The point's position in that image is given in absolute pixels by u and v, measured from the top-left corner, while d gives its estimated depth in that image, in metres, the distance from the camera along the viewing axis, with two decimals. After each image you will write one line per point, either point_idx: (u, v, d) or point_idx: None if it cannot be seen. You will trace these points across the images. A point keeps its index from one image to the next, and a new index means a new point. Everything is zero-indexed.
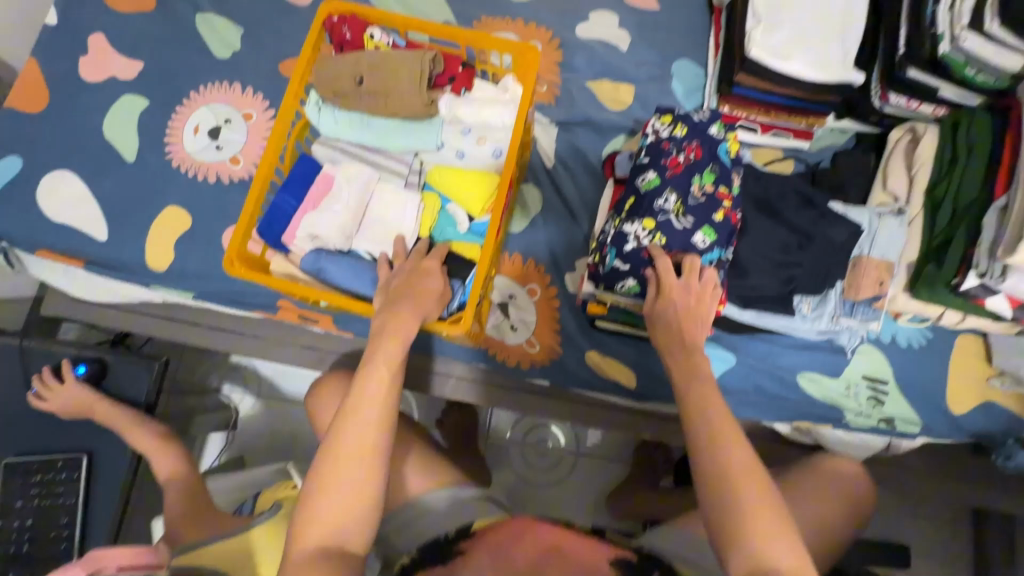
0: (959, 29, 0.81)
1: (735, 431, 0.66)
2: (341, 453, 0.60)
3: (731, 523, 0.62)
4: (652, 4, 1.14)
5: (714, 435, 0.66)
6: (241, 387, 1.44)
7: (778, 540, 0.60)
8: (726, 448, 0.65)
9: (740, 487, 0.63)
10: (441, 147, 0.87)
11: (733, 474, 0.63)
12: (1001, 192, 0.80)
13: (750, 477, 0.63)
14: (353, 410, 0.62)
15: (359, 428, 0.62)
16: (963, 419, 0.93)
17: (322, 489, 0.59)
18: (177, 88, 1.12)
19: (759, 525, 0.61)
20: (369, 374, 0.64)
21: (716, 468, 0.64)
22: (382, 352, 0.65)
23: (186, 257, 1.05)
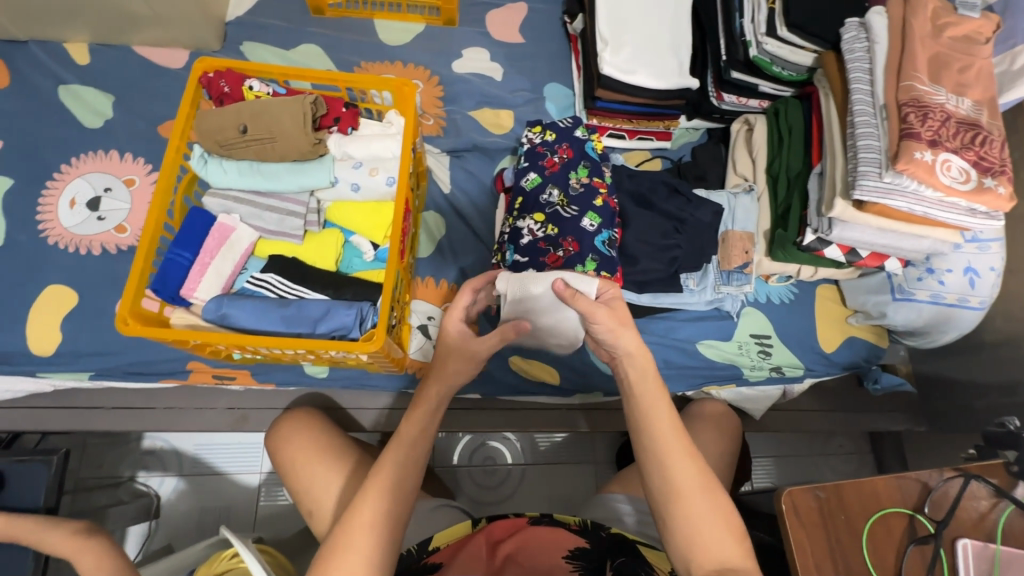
0: (760, 36, 0.98)
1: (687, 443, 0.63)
2: (360, 517, 0.64)
3: (687, 529, 0.60)
4: (517, 38, 1.26)
5: (664, 445, 0.62)
6: (158, 471, 1.28)
7: (725, 539, 0.60)
8: (674, 461, 0.62)
9: (691, 496, 0.61)
10: (335, 183, 0.89)
11: (677, 485, 0.61)
12: (817, 159, 0.98)
13: (697, 487, 0.61)
14: (376, 475, 0.66)
15: (378, 497, 0.65)
16: (835, 355, 1.09)
17: (338, 556, 0.62)
18: (46, 163, 1.07)
19: (713, 530, 0.60)
20: (398, 443, 0.68)
21: (671, 481, 0.61)
22: (409, 426, 0.70)
23: (77, 336, 0.98)
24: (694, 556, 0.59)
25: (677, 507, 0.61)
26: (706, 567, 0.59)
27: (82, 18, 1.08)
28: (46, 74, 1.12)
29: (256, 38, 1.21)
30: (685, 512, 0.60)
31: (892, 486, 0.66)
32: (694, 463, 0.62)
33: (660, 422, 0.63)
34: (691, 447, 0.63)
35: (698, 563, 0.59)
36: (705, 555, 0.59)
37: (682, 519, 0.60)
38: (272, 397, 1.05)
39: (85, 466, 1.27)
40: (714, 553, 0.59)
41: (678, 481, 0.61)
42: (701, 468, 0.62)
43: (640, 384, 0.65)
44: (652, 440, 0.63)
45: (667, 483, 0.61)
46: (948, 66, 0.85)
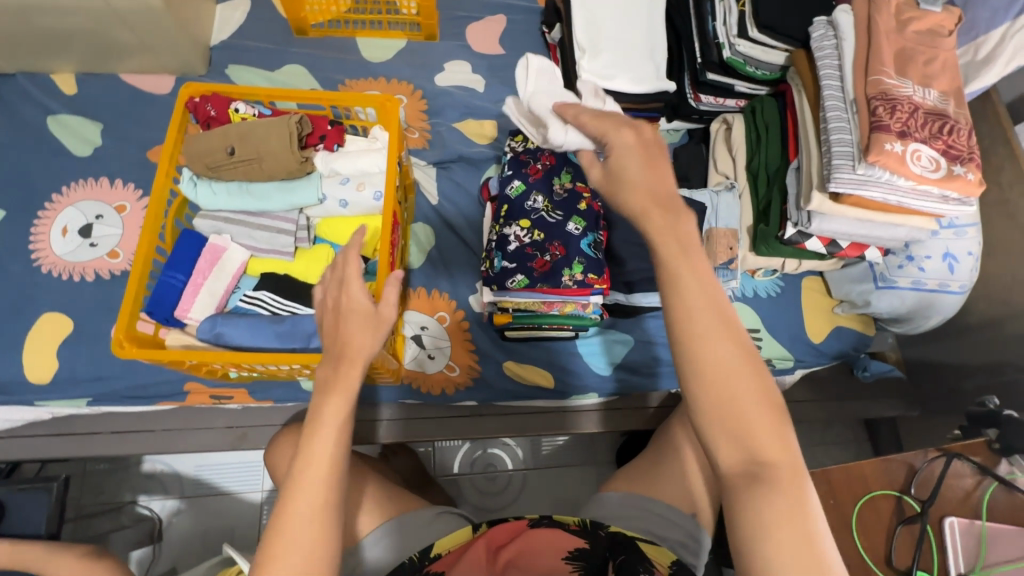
0: (732, 37, 1.01)
1: (729, 319, 0.47)
2: (290, 518, 0.56)
3: (732, 434, 0.45)
4: (498, 49, 1.29)
5: (700, 326, 0.46)
6: (160, 493, 1.28)
7: (764, 423, 0.45)
8: (708, 334, 0.46)
9: (726, 378, 0.45)
10: (323, 200, 0.90)
11: (711, 362, 0.45)
12: (794, 155, 1.00)
13: (737, 369, 0.46)
14: (302, 476, 0.59)
15: (310, 493, 0.58)
16: (824, 345, 1.11)
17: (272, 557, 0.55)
18: (37, 193, 1.08)
19: (750, 414, 0.45)
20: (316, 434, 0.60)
21: (701, 370, 0.46)
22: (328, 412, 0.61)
23: (73, 363, 0.99)
24: (718, 440, 0.46)
25: (706, 393, 0.45)
26: (733, 458, 0.45)
27: (68, 49, 1.10)
28: (35, 105, 1.14)
29: (241, 61, 1.23)
30: (713, 392, 0.45)
31: (879, 468, 0.68)
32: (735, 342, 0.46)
33: (696, 300, 0.47)
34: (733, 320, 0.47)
35: (723, 453, 0.45)
36: (736, 444, 0.45)
37: (711, 408, 0.45)
38: (271, 413, 1.06)
39: (86, 492, 1.27)
40: (742, 438, 0.45)
41: (711, 357, 0.46)
42: (742, 348, 0.46)
43: (675, 246, 0.48)
44: (677, 308, 0.47)
45: (695, 367, 0.46)
46: (913, 60, 0.88)
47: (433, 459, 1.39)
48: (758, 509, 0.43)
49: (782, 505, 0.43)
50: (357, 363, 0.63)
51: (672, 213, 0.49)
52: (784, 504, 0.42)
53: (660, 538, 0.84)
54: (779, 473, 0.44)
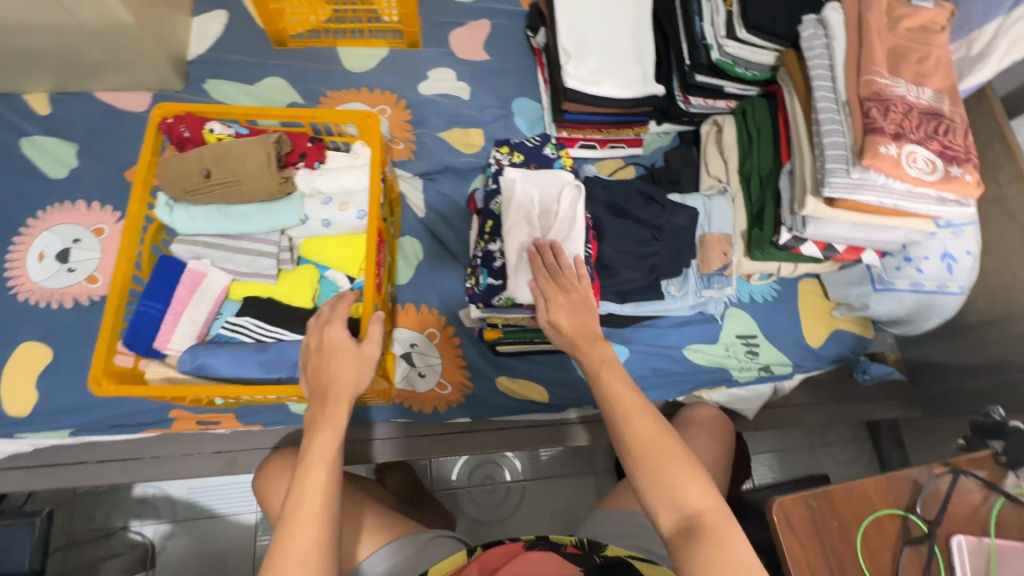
0: (721, 38, 0.99)
1: (643, 403, 0.64)
2: (287, 557, 0.56)
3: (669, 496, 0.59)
4: (482, 55, 1.26)
5: (625, 408, 0.64)
6: (152, 518, 1.26)
7: (692, 487, 0.59)
8: (632, 418, 0.63)
9: (653, 452, 0.61)
10: (306, 220, 0.87)
11: (640, 442, 0.61)
12: (786, 158, 0.98)
13: (661, 440, 0.61)
14: (298, 510, 0.59)
15: (306, 528, 0.58)
16: (822, 350, 1.09)
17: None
18: (12, 218, 1.05)
19: (679, 474, 0.59)
20: (308, 471, 0.61)
21: (631, 444, 0.62)
22: (318, 448, 0.63)
23: (54, 393, 0.96)
24: (657, 503, 0.59)
25: (641, 463, 0.61)
26: (670, 518, 0.59)
27: (39, 69, 1.07)
28: (6, 127, 1.11)
29: (219, 75, 1.20)
30: (646, 464, 0.60)
31: (883, 487, 0.66)
32: (649, 421, 0.62)
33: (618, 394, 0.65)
34: (647, 405, 0.64)
35: (662, 513, 0.59)
36: (669, 505, 0.59)
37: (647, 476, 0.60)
38: (260, 437, 1.04)
39: (75, 520, 1.24)
40: (672, 498, 0.59)
41: (639, 436, 0.62)
42: (656, 425, 0.62)
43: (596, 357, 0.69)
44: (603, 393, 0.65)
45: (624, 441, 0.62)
46: (906, 58, 0.86)
47: (430, 473, 1.36)
48: (693, 556, 0.56)
49: (712, 550, 0.56)
50: (344, 400, 0.66)
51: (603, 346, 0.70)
52: (712, 548, 0.56)
53: (658, 556, 0.83)
54: (709, 525, 0.57)
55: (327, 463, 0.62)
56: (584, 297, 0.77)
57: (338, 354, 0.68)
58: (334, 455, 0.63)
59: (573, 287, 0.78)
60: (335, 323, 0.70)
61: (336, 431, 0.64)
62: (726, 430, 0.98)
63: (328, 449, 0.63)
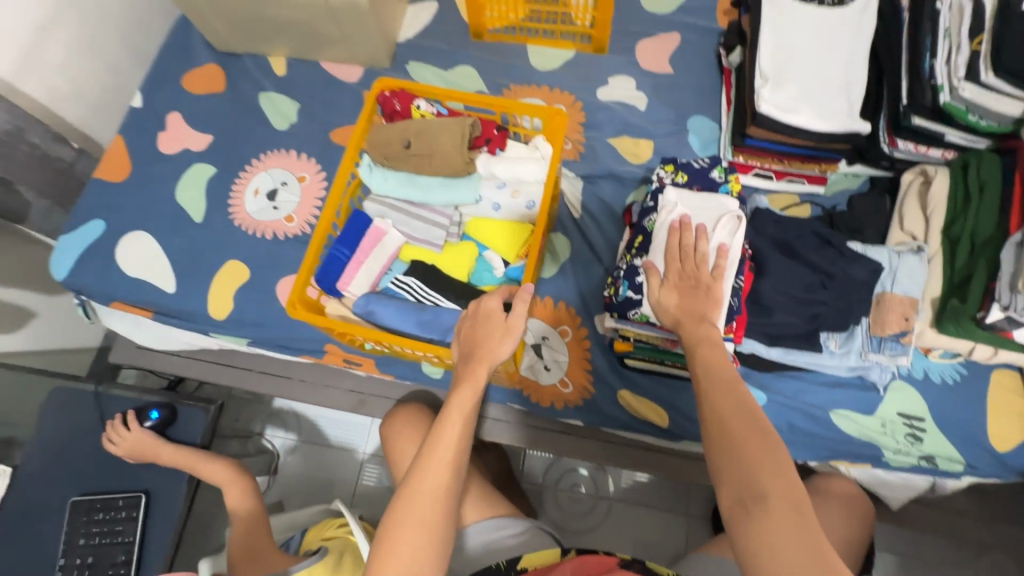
0: (957, 80, 0.87)
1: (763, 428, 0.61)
2: (417, 495, 0.63)
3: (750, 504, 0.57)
4: (666, 68, 1.25)
5: (739, 422, 0.62)
6: (283, 431, 1.44)
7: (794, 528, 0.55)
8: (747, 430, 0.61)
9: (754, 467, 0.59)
10: (479, 200, 0.94)
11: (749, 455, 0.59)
12: (1015, 227, 0.84)
13: (772, 465, 0.58)
14: (431, 457, 0.64)
15: (435, 474, 0.64)
16: (1008, 457, 0.92)
17: (395, 529, 0.62)
18: (241, 156, 1.26)
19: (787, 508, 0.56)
20: (447, 424, 0.66)
21: (733, 451, 0.60)
22: (458, 402, 0.67)
23: (244, 307, 1.14)
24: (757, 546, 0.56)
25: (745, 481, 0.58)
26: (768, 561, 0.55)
27: (285, 36, 1.26)
28: (251, 82, 1.33)
29: (420, 58, 1.32)
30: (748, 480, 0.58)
31: None
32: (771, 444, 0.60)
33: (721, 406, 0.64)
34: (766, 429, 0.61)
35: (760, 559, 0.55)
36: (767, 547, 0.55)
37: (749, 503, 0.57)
38: (390, 387, 1.14)
39: (227, 416, 1.46)
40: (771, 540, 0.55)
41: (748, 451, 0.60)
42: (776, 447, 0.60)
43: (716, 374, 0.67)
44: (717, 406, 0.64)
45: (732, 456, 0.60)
46: None
47: (521, 465, 1.39)
48: None
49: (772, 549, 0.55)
50: (488, 365, 0.69)
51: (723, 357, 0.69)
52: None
53: None
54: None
55: (462, 421, 0.66)
56: (704, 284, 0.78)
57: (492, 320, 0.72)
58: (470, 415, 0.67)
59: (695, 273, 0.79)
60: (491, 296, 0.74)
61: (474, 391, 0.67)
62: (866, 511, 0.90)
63: (465, 407, 0.67)
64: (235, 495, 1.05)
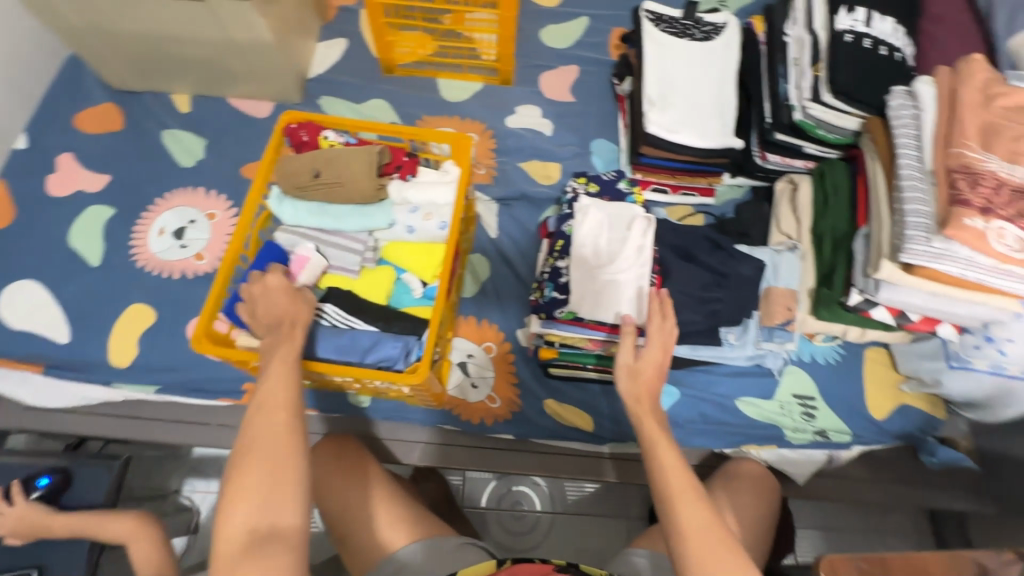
0: (805, 100, 1.02)
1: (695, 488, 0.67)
2: (251, 444, 0.65)
3: None
4: (568, 97, 1.35)
5: (676, 488, 0.67)
6: (204, 484, 1.34)
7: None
8: (681, 500, 0.66)
9: (694, 534, 0.63)
10: (393, 224, 0.97)
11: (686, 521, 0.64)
12: (863, 221, 0.98)
13: (706, 527, 0.64)
14: (263, 408, 0.67)
15: (269, 419, 0.67)
16: (885, 423, 1.04)
17: (242, 473, 0.63)
18: (144, 195, 1.21)
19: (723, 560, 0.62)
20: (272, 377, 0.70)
21: (679, 520, 0.65)
22: (277, 357, 0.72)
23: (150, 352, 1.08)
24: None
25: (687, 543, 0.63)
26: None
27: (188, 73, 1.25)
28: (152, 120, 1.29)
29: (332, 92, 1.34)
30: (696, 551, 0.62)
31: (944, 563, 0.68)
32: (699, 503, 0.66)
33: (686, 517, 0.64)
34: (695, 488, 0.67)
35: None
36: None
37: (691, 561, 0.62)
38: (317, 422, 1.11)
39: (138, 475, 1.34)
40: None
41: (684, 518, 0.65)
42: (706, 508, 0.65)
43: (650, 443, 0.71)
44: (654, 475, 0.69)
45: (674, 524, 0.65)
46: (1000, 134, 0.82)
47: (461, 489, 1.38)
48: None
49: None
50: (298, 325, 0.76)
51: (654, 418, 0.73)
52: None
53: None
54: None
55: (285, 365, 0.72)
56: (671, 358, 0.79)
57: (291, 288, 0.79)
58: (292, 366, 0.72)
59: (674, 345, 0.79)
60: (273, 273, 0.80)
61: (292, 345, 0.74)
62: (773, 492, 0.96)
63: (288, 357, 0.73)
64: (143, 549, 0.93)
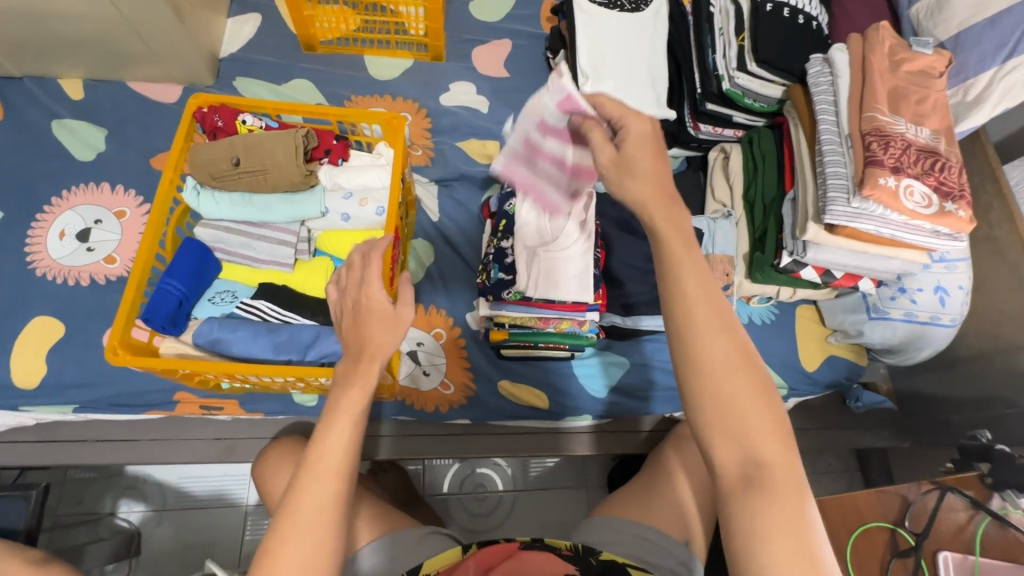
0: (731, 70, 1.04)
1: (726, 321, 0.53)
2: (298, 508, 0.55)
3: (730, 437, 0.50)
4: (502, 72, 1.32)
5: (705, 322, 0.52)
6: (141, 503, 1.24)
7: (762, 421, 0.50)
8: (708, 332, 0.51)
9: (719, 375, 0.50)
10: (326, 213, 0.91)
11: (717, 364, 0.51)
12: (789, 185, 1.03)
13: (737, 367, 0.50)
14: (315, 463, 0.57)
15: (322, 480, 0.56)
16: (817, 374, 1.11)
17: (274, 553, 0.53)
18: (37, 194, 1.08)
19: (752, 415, 0.50)
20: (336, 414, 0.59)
21: (709, 358, 0.51)
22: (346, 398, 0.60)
23: (62, 369, 0.98)
24: (718, 438, 0.50)
25: (705, 385, 0.50)
26: (729, 457, 0.50)
27: (78, 55, 1.11)
28: (40, 110, 1.14)
29: (248, 73, 1.24)
30: (714, 392, 0.50)
31: (875, 501, 0.74)
32: (730, 342, 0.51)
33: (737, 395, 0.50)
34: (728, 322, 0.52)
35: (721, 451, 0.50)
36: (734, 443, 0.50)
37: (707, 405, 0.50)
38: (259, 426, 1.05)
39: (64, 501, 1.23)
40: (743, 437, 0.50)
41: (712, 359, 0.51)
42: (738, 347, 0.51)
43: (677, 260, 0.54)
44: (676, 293, 0.53)
45: (696, 361, 0.51)
46: (906, 98, 0.91)
47: (421, 477, 1.37)
48: (756, 514, 0.48)
49: (755, 482, 0.49)
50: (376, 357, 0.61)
51: (680, 218, 0.57)
52: (777, 507, 0.48)
53: None
54: (771, 474, 0.49)
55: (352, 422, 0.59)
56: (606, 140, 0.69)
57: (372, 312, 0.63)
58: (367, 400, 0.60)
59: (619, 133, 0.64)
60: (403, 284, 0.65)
61: (365, 393, 0.60)
62: None
63: (352, 407, 0.59)
64: None
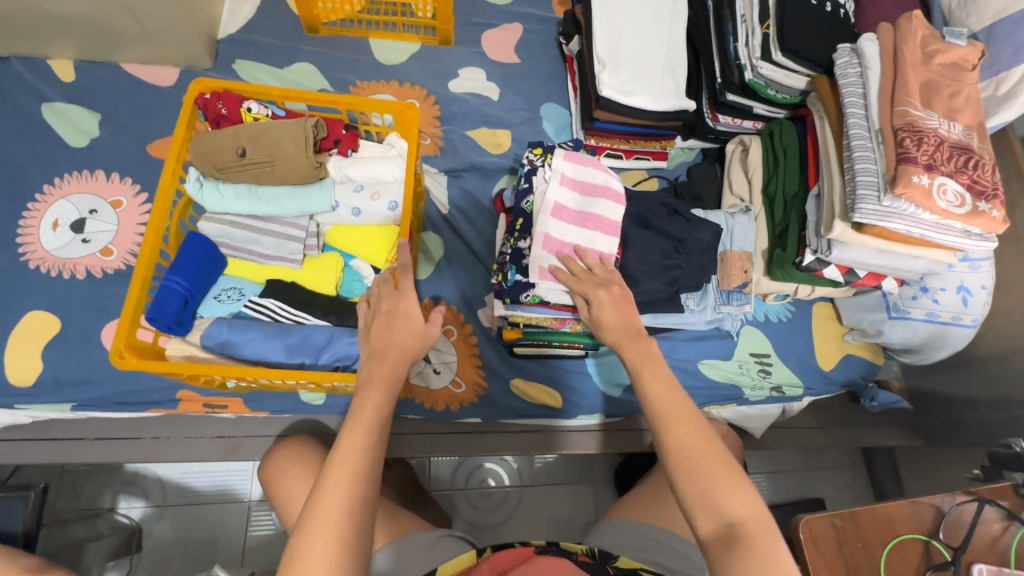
0: (755, 59, 1.00)
1: (687, 407, 0.62)
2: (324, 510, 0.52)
3: (716, 521, 0.56)
4: (513, 58, 1.27)
5: (672, 412, 0.62)
6: (141, 498, 1.22)
7: (732, 495, 0.57)
8: (676, 424, 0.61)
9: (688, 456, 0.59)
10: (336, 207, 0.87)
11: (685, 447, 0.59)
12: (814, 181, 1.00)
13: (705, 445, 0.59)
14: (338, 460, 0.55)
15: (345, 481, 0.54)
16: (833, 373, 1.10)
17: (302, 557, 0.50)
18: (28, 182, 1.03)
19: (724, 487, 0.57)
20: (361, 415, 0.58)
21: (672, 443, 0.60)
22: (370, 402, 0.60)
23: (59, 366, 0.94)
24: (698, 512, 0.57)
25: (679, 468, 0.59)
26: (709, 524, 0.56)
27: (68, 35, 1.05)
28: (29, 92, 1.09)
29: (248, 56, 1.19)
30: (689, 477, 0.58)
31: (908, 512, 0.72)
32: (694, 426, 0.61)
33: (712, 479, 0.57)
34: (691, 410, 0.62)
35: (702, 522, 0.57)
36: (709, 512, 0.56)
37: (683, 479, 0.58)
38: (264, 424, 1.02)
39: (62, 497, 1.20)
40: (716, 507, 0.56)
41: (679, 443, 0.60)
42: (702, 430, 0.60)
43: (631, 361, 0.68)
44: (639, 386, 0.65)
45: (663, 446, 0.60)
46: (939, 92, 0.88)
47: (427, 472, 1.35)
48: (732, 568, 0.53)
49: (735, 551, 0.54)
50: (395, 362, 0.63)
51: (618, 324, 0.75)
52: (760, 561, 0.53)
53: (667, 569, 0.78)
54: (751, 535, 0.55)
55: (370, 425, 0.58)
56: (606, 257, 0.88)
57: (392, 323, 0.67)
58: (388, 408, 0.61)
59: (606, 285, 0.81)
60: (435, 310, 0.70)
61: (386, 400, 0.60)
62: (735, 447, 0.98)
63: (375, 410, 0.59)
64: None
